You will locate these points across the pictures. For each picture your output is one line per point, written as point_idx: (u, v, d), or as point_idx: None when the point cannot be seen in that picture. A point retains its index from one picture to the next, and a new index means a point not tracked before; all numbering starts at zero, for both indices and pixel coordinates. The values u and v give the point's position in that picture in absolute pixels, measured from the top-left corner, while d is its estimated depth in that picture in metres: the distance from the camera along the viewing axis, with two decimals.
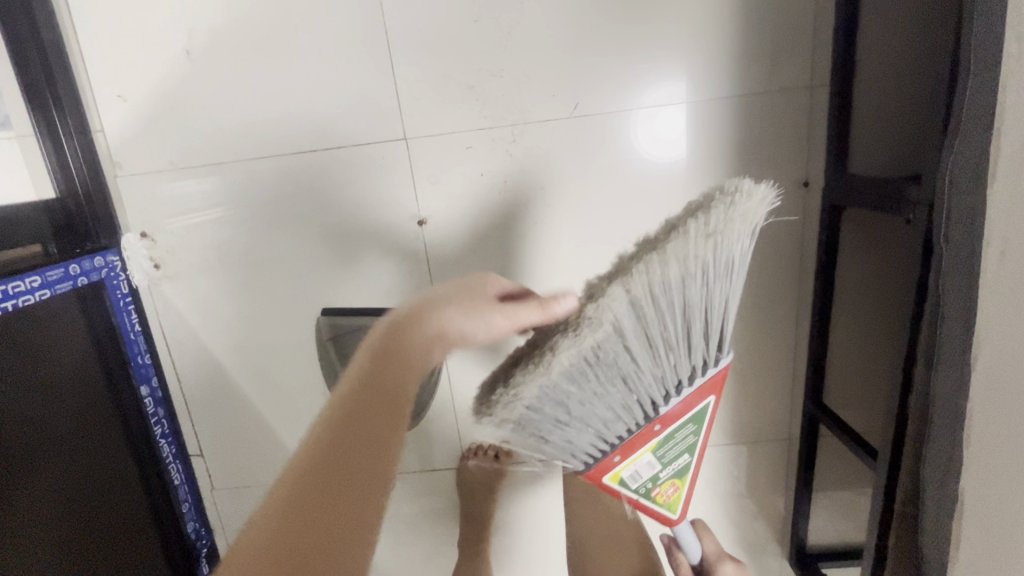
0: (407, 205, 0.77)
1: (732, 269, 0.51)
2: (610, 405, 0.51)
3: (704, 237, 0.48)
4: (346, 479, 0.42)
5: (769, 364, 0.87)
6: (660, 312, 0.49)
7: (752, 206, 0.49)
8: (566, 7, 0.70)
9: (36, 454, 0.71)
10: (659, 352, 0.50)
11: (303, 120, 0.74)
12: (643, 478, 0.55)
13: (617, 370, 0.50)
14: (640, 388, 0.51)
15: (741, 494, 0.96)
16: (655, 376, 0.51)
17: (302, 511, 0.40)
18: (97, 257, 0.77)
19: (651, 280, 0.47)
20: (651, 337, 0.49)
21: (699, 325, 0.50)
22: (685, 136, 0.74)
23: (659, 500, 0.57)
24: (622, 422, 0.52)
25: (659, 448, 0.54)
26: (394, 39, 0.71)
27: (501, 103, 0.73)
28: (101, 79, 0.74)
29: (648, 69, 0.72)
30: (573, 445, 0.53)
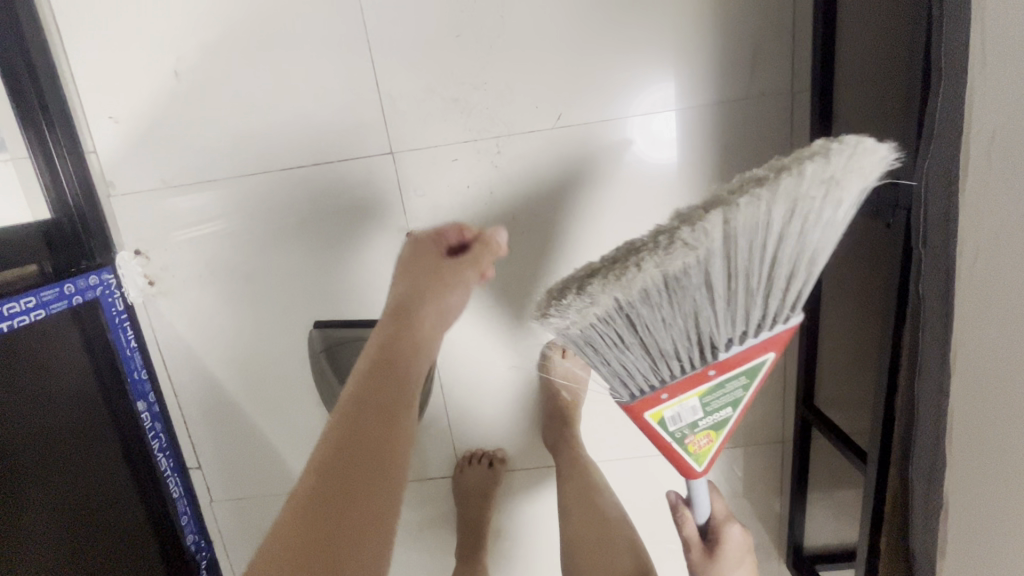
0: (395, 217, 0.78)
1: (834, 223, 0.46)
2: (674, 336, 0.49)
3: (825, 179, 0.42)
4: (348, 478, 0.45)
5: None
6: (749, 254, 0.45)
7: (876, 156, 0.43)
8: (546, 19, 0.71)
9: (33, 471, 0.72)
10: (738, 295, 0.47)
11: (290, 136, 0.76)
12: (681, 423, 0.53)
13: (690, 304, 0.47)
14: (708, 328, 0.48)
15: (736, 496, 0.96)
16: (727, 318, 0.48)
17: (316, 517, 0.43)
18: (92, 276, 0.78)
19: (754, 216, 0.43)
20: (734, 275, 0.46)
21: (782, 276, 0.47)
22: (670, 143, 0.75)
23: (690, 448, 0.55)
24: (680, 357, 0.50)
25: (706, 395, 0.52)
26: (378, 54, 0.72)
27: (485, 116, 0.74)
28: (92, 101, 0.75)
29: (630, 78, 0.73)
30: (625, 369, 0.52)
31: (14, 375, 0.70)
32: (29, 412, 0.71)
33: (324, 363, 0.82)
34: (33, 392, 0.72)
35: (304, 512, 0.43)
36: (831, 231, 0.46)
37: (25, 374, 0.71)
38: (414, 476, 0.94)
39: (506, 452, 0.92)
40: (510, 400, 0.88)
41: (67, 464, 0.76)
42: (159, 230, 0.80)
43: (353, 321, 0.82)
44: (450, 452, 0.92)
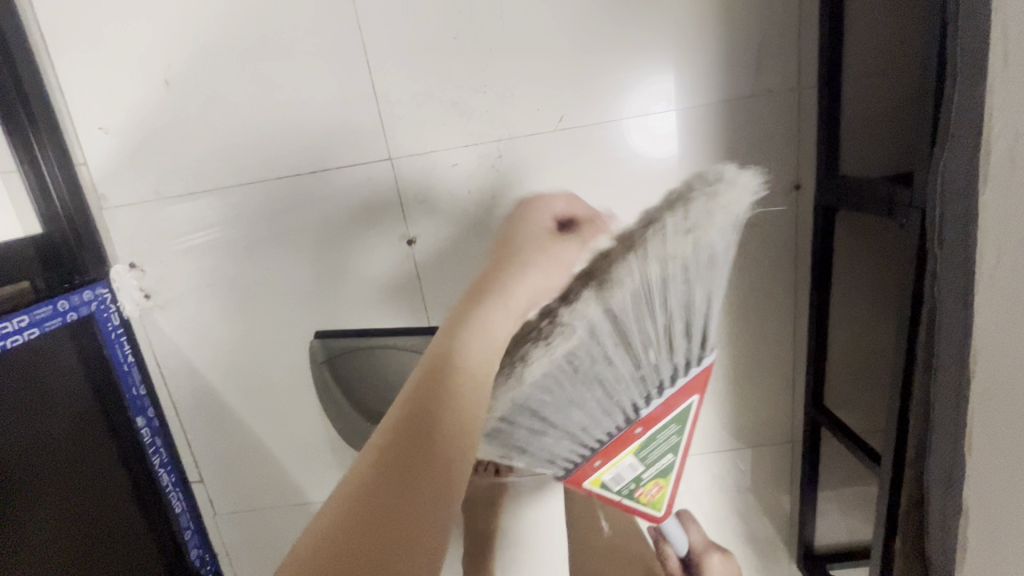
0: (395, 224, 0.77)
1: (714, 264, 0.55)
2: (591, 411, 0.57)
3: (683, 233, 0.54)
4: (434, 444, 0.43)
5: (768, 366, 0.86)
6: (636, 325, 0.54)
7: (733, 195, 0.57)
8: (546, 19, 0.69)
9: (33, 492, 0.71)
10: (638, 362, 0.56)
11: (286, 144, 0.74)
12: (626, 480, 0.61)
13: (595, 376, 0.56)
14: (621, 393, 0.57)
15: (746, 498, 0.95)
16: (634, 383, 0.56)
17: (398, 465, 0.41)
18: (86, 291, 0.75)
19: (627, 289, 0.54)
20: (629, 341, 0.55)
21: (676, 333, 0.56)
22: (673, 142, 0.73)
23: (643, 500, 0.63)
24: (605, 426, 0.58)
25: (639, 451, 0.60)
26: (374, 59, 0.71)
27: (485, 118, 0.72)
28: (81, 112, 0.73)
29: (632, 78, 0.71)
30: (555, 452, 0.59)
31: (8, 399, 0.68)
32: (26, 435, 0.70)
33: (327, 375, 0.79)
34: (29, 413, 0.71)
35: (381, 462, 0.42)
36: (709, 278, 0.56)
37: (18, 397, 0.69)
38: None
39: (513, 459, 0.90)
40: None
41: (63, 486, 0.75)
42: (154, 243, 0.78)
43: (355, 330, 0.81)
44: None
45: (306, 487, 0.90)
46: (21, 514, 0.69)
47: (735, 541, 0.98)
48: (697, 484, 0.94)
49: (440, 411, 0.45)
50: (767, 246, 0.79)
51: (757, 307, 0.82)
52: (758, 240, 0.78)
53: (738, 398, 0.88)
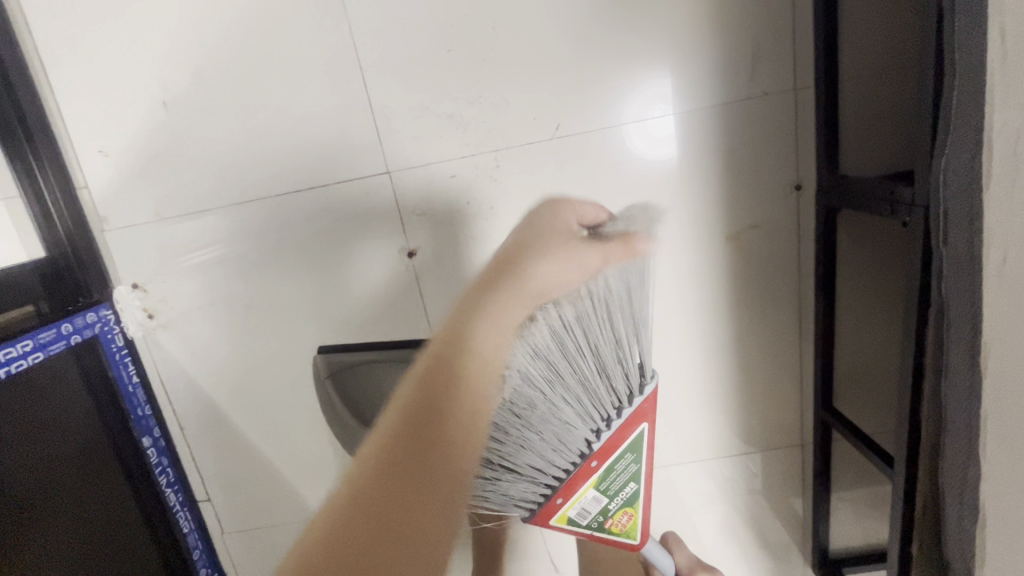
0: (395, 237, 0.77)
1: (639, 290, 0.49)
2: (542, 450, 0.49)
3: (596, 270, 0.47)
4: (425, 458, 0.36)
5: (775, 369, 0.85)
6: (568, 354, 0.48)
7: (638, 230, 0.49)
8: (540, 28, 0.70)
9: (43, 518, 0.70)
10: (582, 393, 0.49)
11: (284, 161, 0.74)
12: (592, 514, 0.53)
13: (537, 414, 0.48)
14: (567, 428, 0.49)
15: (758, 502, 0.94)
16: (580, 415, 0.50)
17: (386, 484, 0.35)
18: (90, 313, 0.75)
19: (551, 323, 0.46)
20: (566, 376, 0.48)
21: (613, 359, 0.49)
22: (672, 145, 0.73)
23: (614, 530, 0.56)
24: (558, 462, 0.50)
25: (600, 482, 0.52)
26: (369, 74, 0.71)
27: (482, 129, 0.72)
28: (81, 136, 0.74)
29: (627, 85, 0.71)
30: (512, 496, 0.51)
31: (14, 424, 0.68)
32: (31, 459, 0.70)
33: (331, 390, 0.78)
34: (33, 438, 0.70)
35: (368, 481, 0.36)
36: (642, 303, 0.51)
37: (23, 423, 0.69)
38: None
39: None
40: None
41: (70, 510, 0.74)
42: (156, 264, 0.78)
43: (358, 344, 0.80)
44: None
45: (314, 502, 0.90)
46: (27, 542, 0.68)
47: (748, 545, 0.96)
48: (708, 489, 0.93)
49: (435, 414, 0.38)
50: (769, 248, 0.78)
51: (762, 309, 0.81)
52: (761, 243, 0.78)
53: (745, 401, 0.87)
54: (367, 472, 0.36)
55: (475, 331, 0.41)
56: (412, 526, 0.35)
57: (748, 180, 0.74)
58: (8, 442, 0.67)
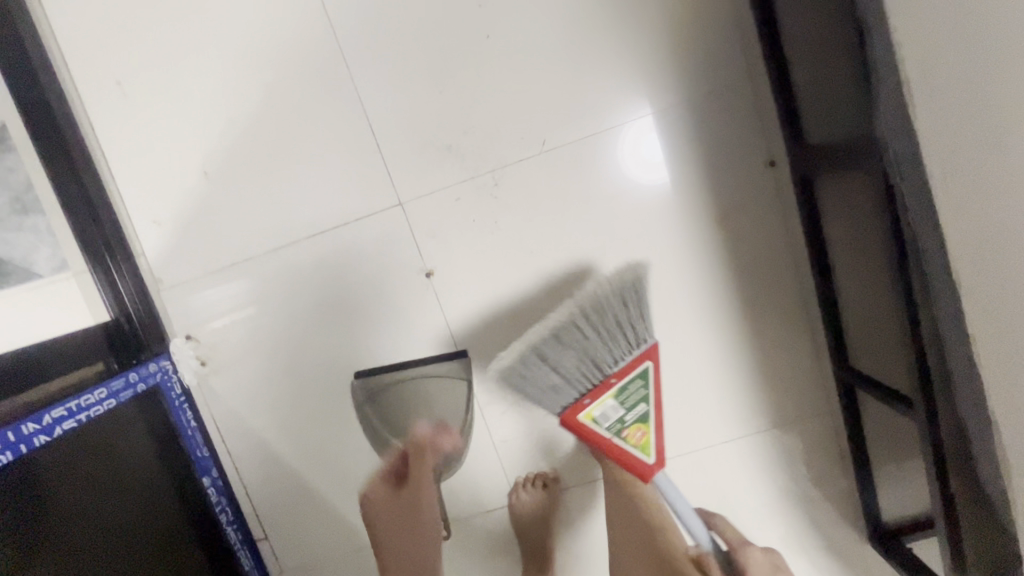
0: (413, 261, 0.85)
1: (640, 279, 0.75)
2: (579, 366, 0.70)
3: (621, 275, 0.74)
4: (402, 525, 0.77)
5: (788, 340, 0.88)
6: (607, 322, 0.71)
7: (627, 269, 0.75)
8: (517, 60, 0.79)
9: (118, 556, 0.75)
10: (613, 333, 0.71)
11: (309, 207, 0.84)
12: (611, 419, 0.69)
13: (581, 345, 0.70)
14: (599, 351, 0.70)
15: (803, 481, 0.93)
16: (609, 347, 0.70)
17: (394, 531, 0.77)
18: (151, 363, 0.84)
19: (594, 292, 0.72)
20: (603, 322, 0.70)
21: (632, 318, 0.72)
22: (665, 171, 0.82)
23: (630, 443, 0.69)
24: (587, 376, 0.70)
25: (621, 398, 0.69)
26: (376, 121, 0.81)
27: (476, 154, 0.81)
28: (137, 211, 0.85)
29: (599, 97, 0.80)
30: (551, 391, 0.70)
31: (43, 460, 0.69)
32: (61, 496, 0.70)
33: (369, 413, 0.87)
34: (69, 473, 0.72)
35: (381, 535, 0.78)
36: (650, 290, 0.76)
37: (51, 459, 0.70)
38: (469, 511, 0.94)
39: (557, 470, 0.92)
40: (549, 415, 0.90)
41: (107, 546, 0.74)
42: (206, 314, 0.88)
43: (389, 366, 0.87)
44: (501, 481, 0.92)
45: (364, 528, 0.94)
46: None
47: (800, 529, 0.95)
48: (746, 472, 0.93)
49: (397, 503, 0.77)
50: (757, 223, 0.83)
51: (763, 282, 0.86)
52: (749, 220, 0.83)
53: (766, 376, 0.89)
54: (381, 518, 0.78)
55: (417, 450, 0.79)
56: (412, 532, 0.77)
57: (725, 164, 0.81)
58: (87, 480, 0.74)
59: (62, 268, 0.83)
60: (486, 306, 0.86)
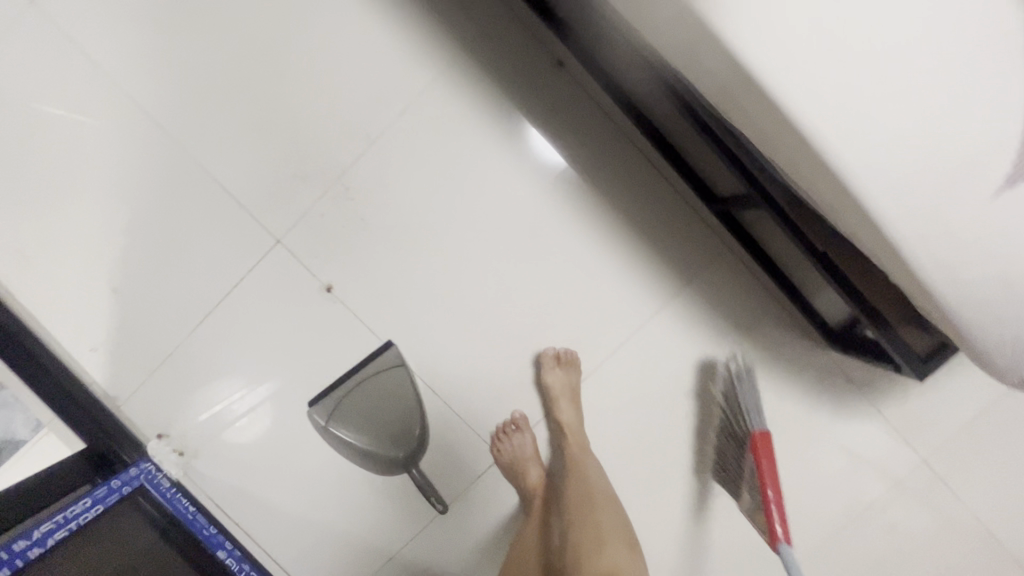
0: (310, 284, 0.93)
1: (755, 405, 0.85)
2: (736, 470, 0.89)
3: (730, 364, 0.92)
4: None
5: (661, 203, 0.93)
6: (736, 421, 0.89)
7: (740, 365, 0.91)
8: (315, 80, 0.89)
9: None
10: (738, 436, 0.88)
11: (207, 279, 0.93)
12: (754, 505, 0.84)
13: (727, 449, 0.91)
14: (744, 467, 0.85)
15: (744, 322, 0.96)
16: (745, 453, 0.85)
17: None
18: (132, 467, 0.92)
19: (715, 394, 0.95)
20: (733, 434, 0.89)
21: (745, 420, 0.86)
22: (555, 152, 0.91)
23: (765, 528, 0.81)
24: (738, 464, 0.88)
25: (750, 491, 0.84)
26: (226, 183, 0.91)
27: (320, 170, 0.90)
28: (73, 347, 0.95)
29: (395, 77, 0.89)
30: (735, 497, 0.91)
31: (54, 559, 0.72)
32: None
33: (334, 430, 0.94)
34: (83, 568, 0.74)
35: None
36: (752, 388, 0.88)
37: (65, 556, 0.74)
38: (464, 485, 0.97)
39: (523, 411, 0.96)
40: (492, 363, 0.96)
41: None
42: (166, 409, 0.97)
43: (333, 383, 0.95)
44: (479, 441, 0.97)
45: (380, 540, 0.99)
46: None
47: (766, 367, 0.96)
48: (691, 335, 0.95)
49: None
50: (581, 118, 0.91)
51: (610, 164, 0.92)
52: (572, 119, 0.91)
53: (658, 243, 0.93)
54: None
55: None
56: None
57: (524, 82, 0.90)
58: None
59: (38, 426, 0.98)
60: (391, 292, 0.94)
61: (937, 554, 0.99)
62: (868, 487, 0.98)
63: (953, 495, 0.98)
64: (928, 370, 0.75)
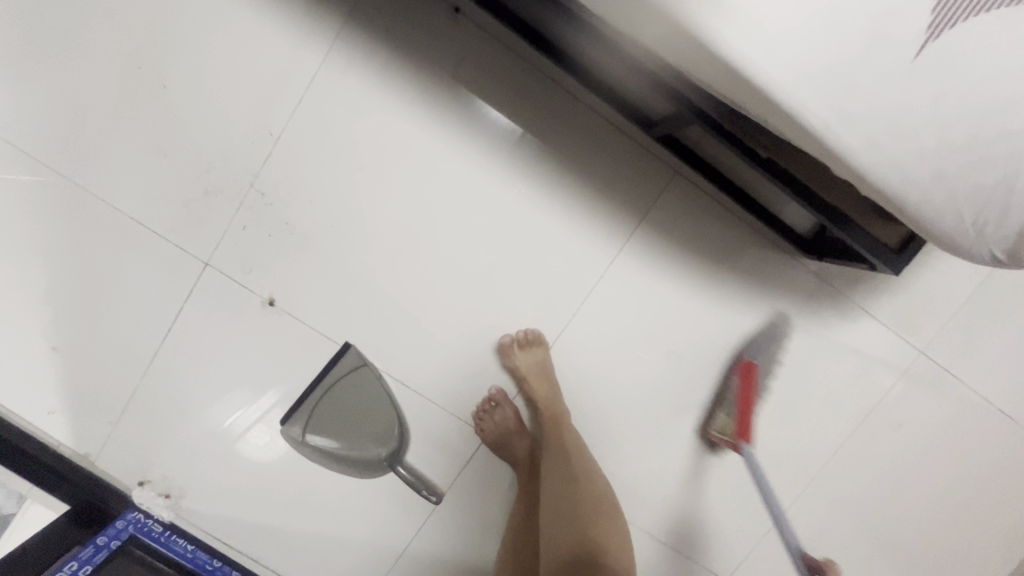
0: (253, 301, 0.89)
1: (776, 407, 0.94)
2: (696, 413, 0.94)
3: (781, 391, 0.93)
4: None
5: (599, 141, 0.86)
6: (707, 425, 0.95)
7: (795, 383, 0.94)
8: (200, 84, 0.82)
9: None
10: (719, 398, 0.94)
11: (146, 317, 0.89)
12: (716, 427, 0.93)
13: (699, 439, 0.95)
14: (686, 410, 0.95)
15: (711, 247, 0.90)
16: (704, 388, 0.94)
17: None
18: (118, 520, 0.90)
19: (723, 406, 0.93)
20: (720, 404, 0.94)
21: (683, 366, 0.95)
22: (474, 108, 0.84)
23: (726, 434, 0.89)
24: (707, 403, 0.94)
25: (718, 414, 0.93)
26: (137, 214, 0.85)
27: (230, 181, 0.84)
28: (29, 414, 0.91)
29: (284, 65, 0.82)
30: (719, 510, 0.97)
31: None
32: None
33: (313, 443, 0.91)
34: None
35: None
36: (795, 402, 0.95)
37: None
38: (458, 470, 0.94)
39: (500, 386, 0.93)
40: (457, 344, 0.92)
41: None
42: (142, 456, 0.94)
43: (301, 397, 0.91)
44: (462, 424, 0.93)
45: (388, 540, 0.97)
46: None
47: (744, 289, 0.91)
48: (657, 273, 0.90)
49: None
50: (494, 65, 0.83)
51: (536, 108, 0.85)
52: (485, 70, 0.83)
53: (604, 182, 0.87)
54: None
55: None
56: None
57: (424, 38, 0.82)
58: None
59: (20, 499, 0.96)
60: (337, 293, 0.89)
61: (950, 441, 0.96)
62: (868, 389, 0.95)
63: (958, 380, 0.94)
64: (903, 262, 0.69)
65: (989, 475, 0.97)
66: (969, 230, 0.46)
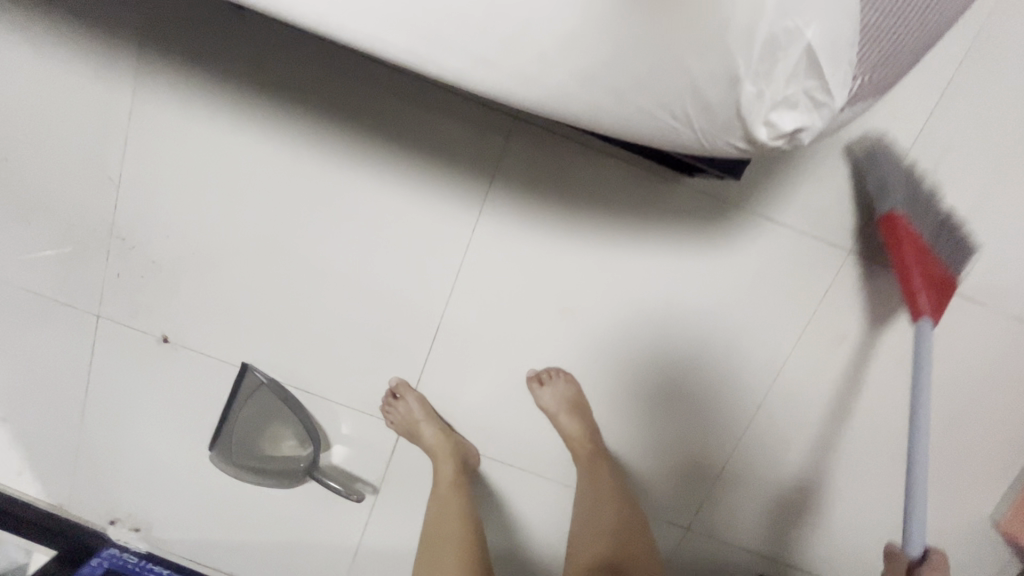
0: (149, 343, 0.92)
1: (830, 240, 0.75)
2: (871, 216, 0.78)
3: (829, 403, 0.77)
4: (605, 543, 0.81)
5: (426, 107, 0.79)
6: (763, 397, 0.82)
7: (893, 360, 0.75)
8: (37, 149, 0.84)
9: None
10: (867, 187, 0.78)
11: (64, 376, 0.95)
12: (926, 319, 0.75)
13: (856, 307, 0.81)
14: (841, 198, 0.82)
15: (578, 189, 0.81)
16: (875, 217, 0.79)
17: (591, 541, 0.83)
18: (93, 559, 0.98)
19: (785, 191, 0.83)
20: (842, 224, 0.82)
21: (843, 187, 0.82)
22: (285, 107, 0.81)
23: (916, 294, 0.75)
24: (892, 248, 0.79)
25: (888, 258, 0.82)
26: (25, 283, 0.90)
27: (92, 234, 0.87)
28: (6, 476, 1.01)
29: (101, 109, 0.82)
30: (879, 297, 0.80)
31: None
32: None
33: (241, 463, 0.94)
34: None
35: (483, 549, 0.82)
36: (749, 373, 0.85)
37: None
38: (385, 462, 0.95)
39: (399, 376, 0.91)
40: (349, 345, 0.91)
41: None
42: (104, 500, 1.02)
43: (217, 424, 0.93)
44: (375, 421, 0.93)
45: (339, 537, 1.00)
46: None
47: (626, 221, 0.82)
48: (526, 228, 0.83)
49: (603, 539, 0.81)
50: (294, 56, 0.78)
51: (351, 89, 0.79)
52: (285, 63, 0.79)
53: (444, 147, 0.81)
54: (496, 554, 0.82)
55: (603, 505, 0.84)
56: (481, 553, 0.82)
57: (222, 49, 0.79)
58: None
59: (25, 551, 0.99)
60: (219, 319, 0.90)
61: (893, 340, 0.86)
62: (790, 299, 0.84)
63: (888, 269, 0.84)
64: None
65: (945, 367, 0.87)
66: (659, 109, 0.43)
